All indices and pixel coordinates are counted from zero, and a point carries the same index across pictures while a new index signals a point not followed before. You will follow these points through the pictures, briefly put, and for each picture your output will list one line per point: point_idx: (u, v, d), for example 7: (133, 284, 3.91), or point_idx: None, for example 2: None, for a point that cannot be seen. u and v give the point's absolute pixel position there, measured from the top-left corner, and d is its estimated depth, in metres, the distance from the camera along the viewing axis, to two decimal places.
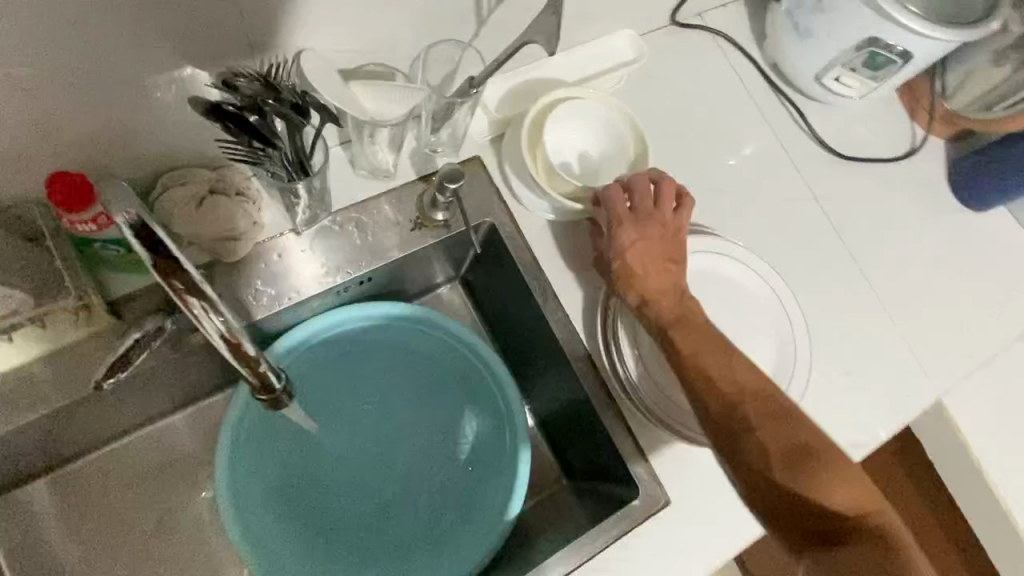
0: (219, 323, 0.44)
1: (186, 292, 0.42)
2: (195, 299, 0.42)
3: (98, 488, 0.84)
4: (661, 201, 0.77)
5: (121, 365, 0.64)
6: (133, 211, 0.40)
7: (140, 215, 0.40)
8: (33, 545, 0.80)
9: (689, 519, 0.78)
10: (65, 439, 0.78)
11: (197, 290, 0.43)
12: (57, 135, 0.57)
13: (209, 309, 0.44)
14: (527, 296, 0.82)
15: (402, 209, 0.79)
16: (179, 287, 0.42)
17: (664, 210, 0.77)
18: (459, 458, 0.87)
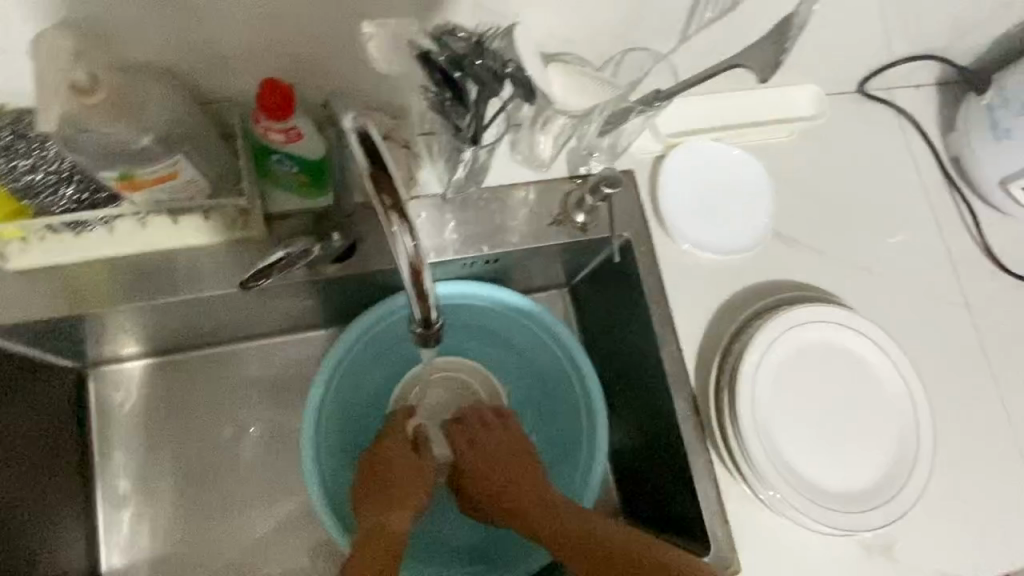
0: (409, 249, 0.44)
1: (390, 210, 0.42)
2: (396, 217, 0.42)
3: (192, 383, 0.88)
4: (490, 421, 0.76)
5: (262, 276, 0.64)
6: (362, 122, 0.43)
7: (366, 126, 0.43)
8: (126, 415, 0.86)
9: None
10: (180, 331, 0.82)
11: (399, 211, 0.42)
12: (271, 49, 0.59)
13: (404, 232, 0.43)
14: (643, 322, 0.80)
15: (547, 202, 0.79)
16: (384, 202, 0.42)
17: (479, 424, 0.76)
18: None
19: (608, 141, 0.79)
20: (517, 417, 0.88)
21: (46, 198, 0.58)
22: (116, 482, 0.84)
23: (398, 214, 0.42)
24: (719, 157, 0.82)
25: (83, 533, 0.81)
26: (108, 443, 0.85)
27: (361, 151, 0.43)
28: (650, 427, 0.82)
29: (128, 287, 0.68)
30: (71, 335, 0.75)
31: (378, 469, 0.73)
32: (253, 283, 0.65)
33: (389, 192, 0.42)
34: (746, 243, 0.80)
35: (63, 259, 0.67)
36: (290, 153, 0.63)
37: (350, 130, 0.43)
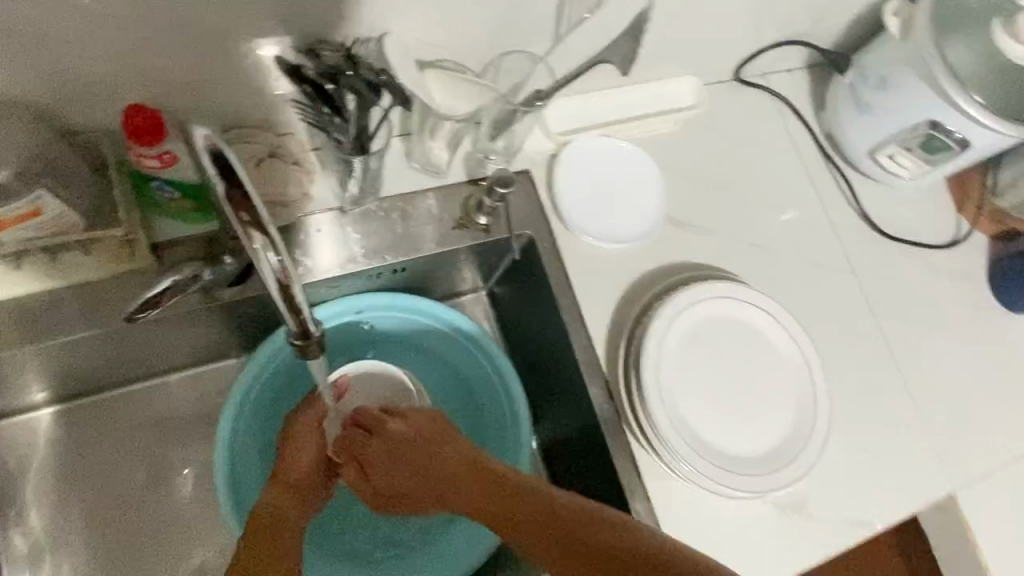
0: (274, 263, 0.44)
1: (250, 225, 0.42)
2: (257, 233, 0.42)
3: (98, 427, 0.84)
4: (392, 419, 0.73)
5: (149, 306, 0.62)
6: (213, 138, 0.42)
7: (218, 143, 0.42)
8: (27, 469, 0.82)
9: None
10: (77, 374, 0.79)
11: (261, 226, 0.43)
12: (136, 75, 0.58)
13: (269, 247, 0.43)
14: (553, 316, 0.82)
15: (447, 207, 0.80)
16: (244, 218, 0.42)
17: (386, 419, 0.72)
18: None
19: (502, 143, 0.81)
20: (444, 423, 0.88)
21: None
22: (20, 542, 0.80)
23: (260, 229, 0.43)
24: (610, 148, 0.85)
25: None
26: (7, 502, 0.80)
27: (218, 169, 0.42)
28: (571, 418, 0.84)
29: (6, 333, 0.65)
30: None
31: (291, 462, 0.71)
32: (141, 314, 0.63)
33: (249, 208, 0.43)
34: (644, 230, 0.84)
35: None
36: (168, 178, 0.61)
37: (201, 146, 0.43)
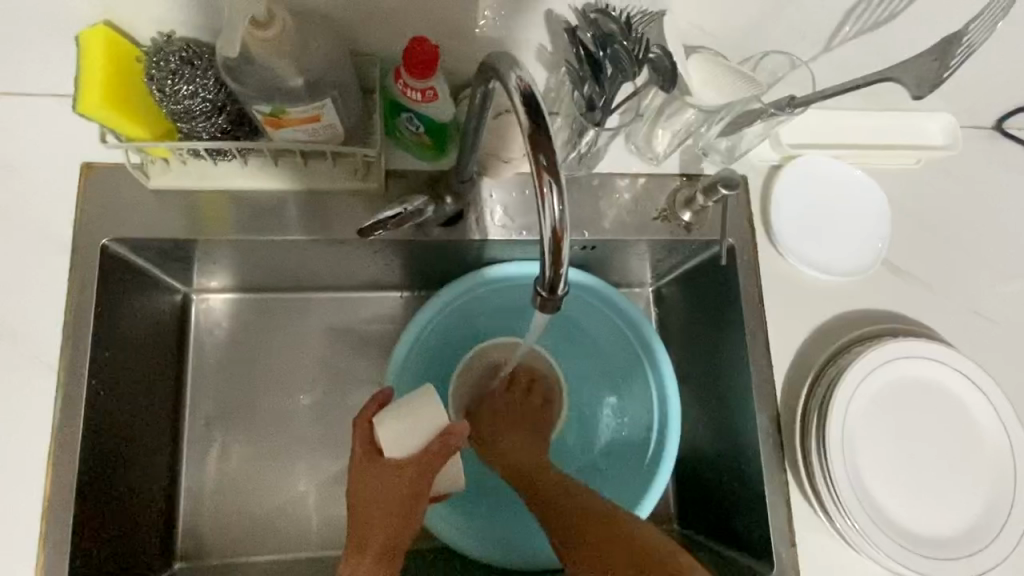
0: (554, 211, 0.44)
1: (545, 171, 0.43)
2: (549, 179, 0.43)
3: (277, 322, 0.90)
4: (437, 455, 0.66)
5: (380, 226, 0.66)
6: (524, 81, 0.44)
7: (529, 86, 0.44)
8: (211, 344, 0.89)
9: None
10: (276, 270, 0.85)
11: (553, 173, 0.44)
12: (424, 12, 0.60)
13: (553, 197, 0.44)
14: (735, 332, 0.78)
15: (654, 198, 0.78)
16: (540, 163, 0.43)
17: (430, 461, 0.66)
18: (590, 437, 0.87)
19: (726, 143, 0.78)
20: (586, 385, 0.88)
21: (199, 123, 0.60)
22: (198, 411, 0.87)
23: (551, 176, 0.43)
24: (834, 174, 0.80)
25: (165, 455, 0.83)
26: (196, 373, 0.88)
27: (524, 113, 0.43)
28: (725, 438, 0.80)
29: (250, 220, 0.72)
30: (184, 258, 0.79)
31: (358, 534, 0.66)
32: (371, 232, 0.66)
33: (546, 155, 0.43)
34: (853, 268, 0.78)
35: (195, 184, 0.71)
36: (419, 113, 0.65)
37: (513, 88, 0.44)
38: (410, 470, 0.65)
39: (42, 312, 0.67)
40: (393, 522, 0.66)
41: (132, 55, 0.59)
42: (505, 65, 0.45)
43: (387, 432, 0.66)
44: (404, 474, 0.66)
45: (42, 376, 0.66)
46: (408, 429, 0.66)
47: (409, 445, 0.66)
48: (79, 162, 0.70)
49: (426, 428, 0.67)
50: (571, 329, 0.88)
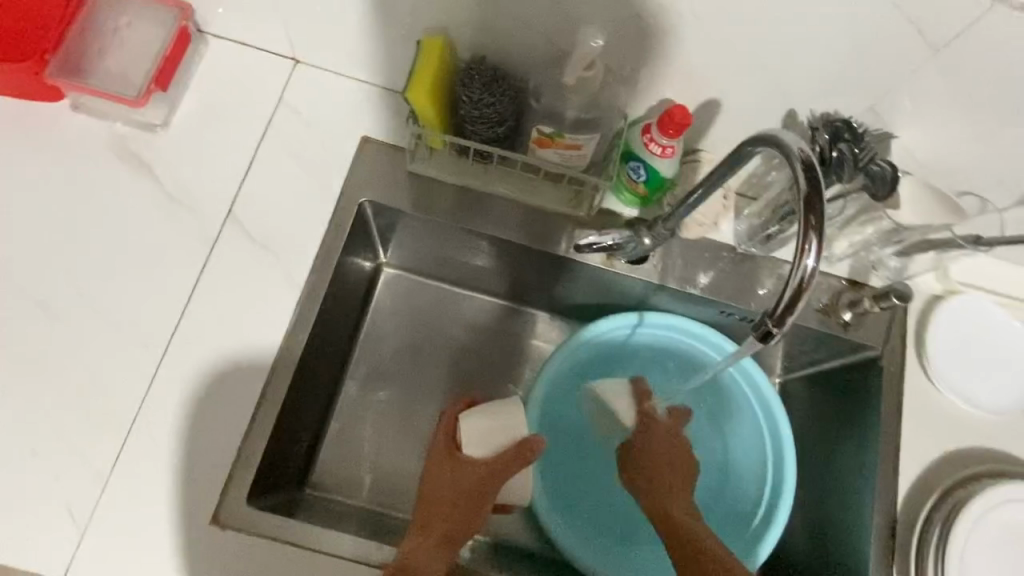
0: (804, 266, 0.52)
1: (811, 228, 0.52)
2: (815, 236, 0.52)
3: (439, 310, 1.02)
4: (510, 461, 0.75)
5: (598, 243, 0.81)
6: (805, 150, 0.54)
7: (808, 156, 0.53)
8: (381, 313, 1.01)
9: None
10: (460, 266, 0.98)
11: (817, 231, 0.52)
12: (685, 86, 0.73)
13: (808, 250, 0.52)
14: (869, 433, 0.83)
15: (819, 293, 0.86)
16: (809, 221, 0.52)
17: (502, 466, 0.75)
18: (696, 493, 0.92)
19: (896, 263, 0.85)
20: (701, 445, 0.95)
21: (482, 128, 0.74)
22: (360, 365, 0.98)
23: (816, 235, 0.52)
24: (993, 314, 0.86)
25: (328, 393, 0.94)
26: (369, 333, 1.00)
27: (802, 176, 0.53)
28: (840, 531, 0.84)
29: (481, 215, 0.85)
30: (400, 234, 0.94)
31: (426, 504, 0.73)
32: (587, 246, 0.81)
33: (812, 213, 0.52)
34: (995, 405, 0.82)
35: (444, 174, 0.85)
36: (649, 164, 0.76)
37: (794, 156, 0.53)
38: (482, 469, 0.75)
39: (300, 242, 0.81)
40: (454, 513, 0.72)
41: (453, 63, 0.74)
42: (786, 136, 0.55)
43: (476, 427, 0.77)
44: (477, 471, 0.75)
45: (285, 289, 0.79)
46: (492, 430, 0.77)
47: (491, 442, 0.77)
48: (359, 135, 0.86)
49: (508, 433, 0.77)
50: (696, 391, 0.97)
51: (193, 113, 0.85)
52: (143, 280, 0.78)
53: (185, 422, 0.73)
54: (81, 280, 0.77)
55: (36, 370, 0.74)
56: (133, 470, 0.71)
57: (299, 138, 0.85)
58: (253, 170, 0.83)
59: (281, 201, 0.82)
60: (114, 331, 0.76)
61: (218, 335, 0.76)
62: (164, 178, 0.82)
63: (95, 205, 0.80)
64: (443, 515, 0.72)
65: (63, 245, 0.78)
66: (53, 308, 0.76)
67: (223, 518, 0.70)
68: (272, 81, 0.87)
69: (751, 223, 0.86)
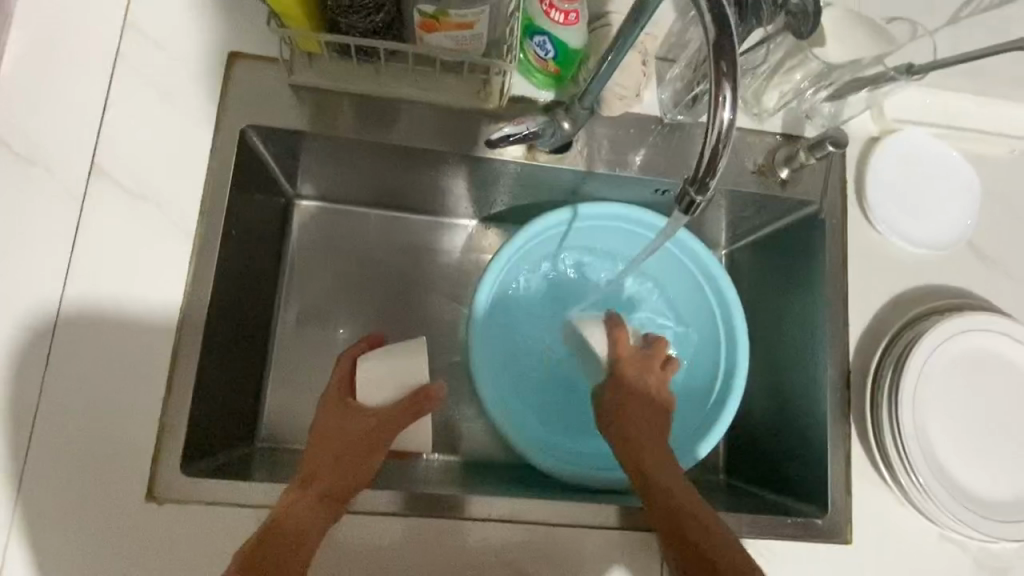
0: (718, 122, 0.47)
1: (723, 76, 0.45)
2: (727, 87, 0.45)
3: (362, 237, 0.95)
4: (402, 408, 0.72)
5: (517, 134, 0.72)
6: None
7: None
8: (300, 249, 0.94)
9: (867, 566, 0.73)
10: (374, 186, 0.90)
11: (730, 80, 0.46)
12: None
13: (720, 106, 0.46)
14: (817, 289, 0.82)
15: (754, 154, 0.82)
16: (721, 69, 0.45)
17: (392, 414, 0.71)
18: None
19: (830, 109, 0.80)
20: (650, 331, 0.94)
21: (357, 19, 0.65)
22: (290, 307, 0.92)
23: (729, 84, 0.46)
24: (930, 149, 0.83)
25: (261, 346, 0.88)
26: (293, 273, 0.93)
27: (707, 17, 0.46)
28: (798, 390, 0.84)
29: (383, 126, 0.76)
30: (299, 160, 0.84)
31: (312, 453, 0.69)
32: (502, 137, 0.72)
33: (722, 60, 0.46)
34: (939, 240, 0.81)
35: (331, 82, 0.75)
36: (554, 35, 0.68)
37: None
38: (374, 419, 0.71)
39: (183, 185, 0.72)
40: (341, 461, 0.67)
41: None
42: None
43: (371, 369, 0.75)
44: (366, 418, 0.71)
45: (176, 241, 0.71)
46: (388, 374, 0.75)
47: (386, 390, 0.75)
48: (226, 53, 0.75)
49: (407, 379, 0.76)
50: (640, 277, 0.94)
51: (23, 57, 0.72)
52: (9, 257, 0.68)
53: (94, 404, 0.66)
54: None
55: None
56: (44, 463, 0.65)
57: (157, 69, 0.74)
58: (111, 113, 0.72)
59: (150, 144, 0.72)
60: None
61: (111, 304, 0.69)
62: (6, 139, 0.71)
63: None
64: (326, 464, 0.67)
65: None
66: None
67: (160, 494, 0.66)
68: (111, 3, 0.74)
69: (677, 86, 0.79)
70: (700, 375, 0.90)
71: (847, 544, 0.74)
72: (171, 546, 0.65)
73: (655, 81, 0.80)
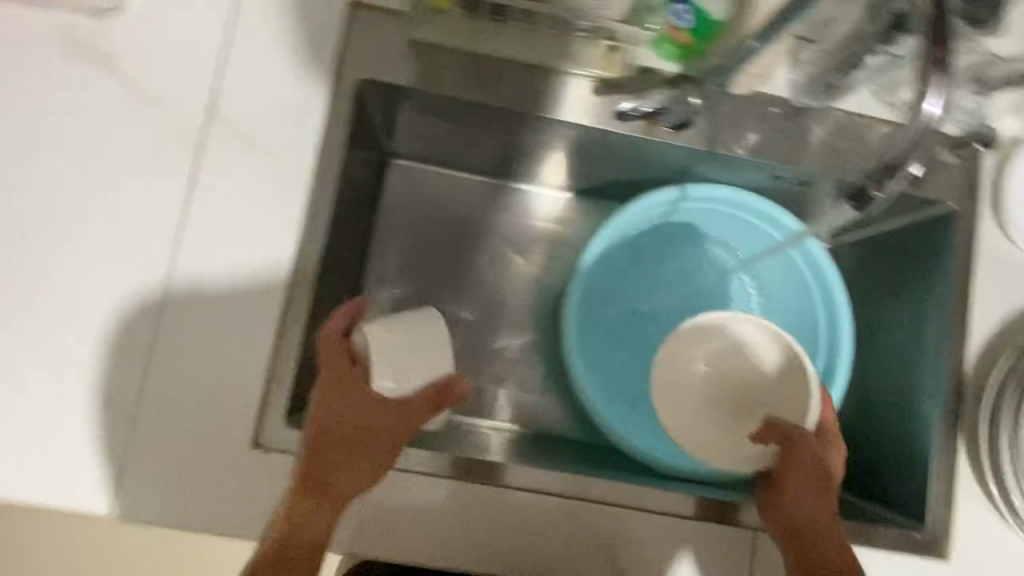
0: None
1: None
2: None
3: (456, 200, 0.94)
4: (412, 406, 0.62)
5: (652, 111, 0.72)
6: None
7: None
8: (394, 207, 0.93)
9: None
10: (475, 150, 0.89)
11: None
12: None
13: None
14: (935, 296, 0.78)
15: (886, 145, 0.78)
16: None
17: (404, 411, 0.62)
18: None
19: (974, 105, 0.76)
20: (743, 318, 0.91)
21: None
22: (381, 266, 0.92)
23: None
24: None
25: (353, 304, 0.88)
26: (385, 231, 0.92)
27: None
28: (901, 399, 0.81)
29: (501, 90, 0.74)
30: (405, 118, 0.83)
31: (317, 447, 0.62)
32: (635, 112, 0.72)
33: None
34: None
35: (449, 40, 0.73)
36: (699, 5, 0.68)
37: None
38: (382, 415, 0.62)
39: (299, 138, 0.71)
40: (355, 461, 0.62)
41: None
42: None
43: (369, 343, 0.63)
44: (377, 412, 0.62)
45: (292, 194, 0.70)
46: (409, 366, 0.63)
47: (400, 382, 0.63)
48: (347, 3, 0.73)
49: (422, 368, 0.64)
50: (739, 264, 0.91)
51: None
52: (129, 197, 0.69)
53: (207, 347, 0.68)
54: (60, 201, 0.68)
55: (27, 304, 0.67)
56: (157, 402, 0.66)
57: (280, 14, 0.72)
58: (234, 56, 0.71)
59: (269, 92, 0.71)
60: (109, 256, 0.68)
61: (226, 252, 0.69)
62: (132, 76, 0.70)
63: (57, 114, 0.69)
64: (329, 463, 0.62)
65: (31, 163, 0.68)
66: (35, 235, 0.68)
67: (265, 441, 0.67)
68: None
69: (812, 69, 0.75)
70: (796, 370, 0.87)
71: (943, 560, 0.72)
72: (273, 493, 0.67)
73: (788, 61, 0.76)
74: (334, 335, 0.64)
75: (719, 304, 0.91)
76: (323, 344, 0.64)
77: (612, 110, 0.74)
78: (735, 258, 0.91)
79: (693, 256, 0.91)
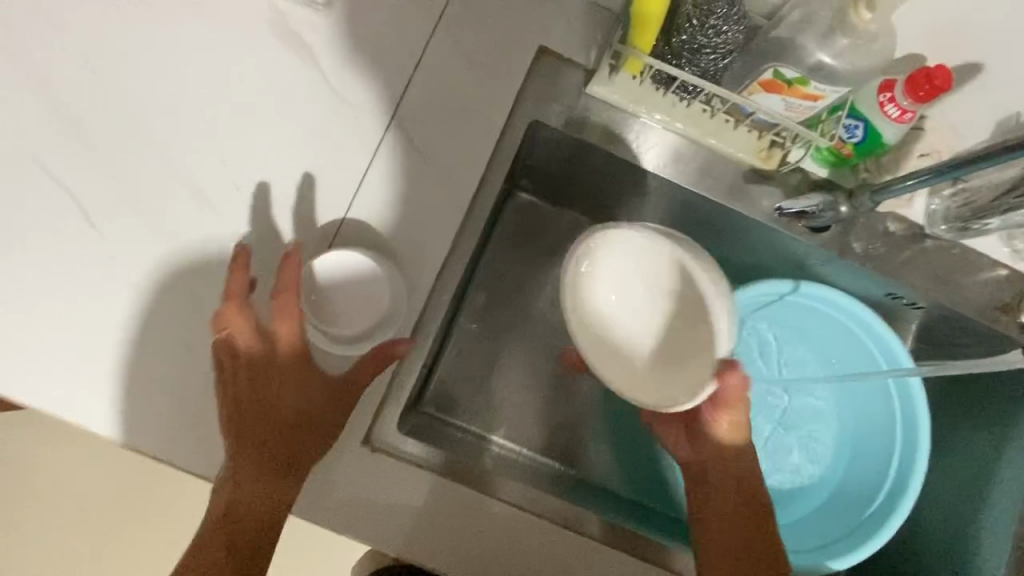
0: None
1: None
2: None
3: (565, 240, 0.97)
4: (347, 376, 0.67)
5: (805, 212, 0.75)
6: None
7: None
8: (507, 235, 0.97)
9: None
10: (601, 201, 0.92)
11: None
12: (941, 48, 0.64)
13: None
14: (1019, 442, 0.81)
15: (1001, 289, 0.81)
16: None
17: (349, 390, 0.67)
18: (801, 462, 0.93)
19: None
20: (816, 414, 0.94)
21: (704, 59, 0.67)
22: (483, 287, 0.95)
23: None
24: None
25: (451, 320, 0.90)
26: (494, 256, 0.96)
27: None
28: (962, 530, 0.84)
29: (658, 157, 0.78)
30: (550, 159, 0.86)
31: (248, 407, 0.67)
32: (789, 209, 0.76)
33: None
34: None
35: (627, 102, 0.76)
36: (871, 124, 0.68)
37: None
38: (292, 362, 0.67)
39: (465, 160, 0.75)
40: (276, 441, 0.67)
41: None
42: None
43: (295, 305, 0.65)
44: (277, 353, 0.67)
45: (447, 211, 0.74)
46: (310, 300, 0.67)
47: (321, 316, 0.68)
48: (536, 47, 0.77)
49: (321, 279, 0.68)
50: (825, 364, 0.94)
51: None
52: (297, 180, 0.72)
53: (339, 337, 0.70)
54: (235, 170, 0.71)
55: (182, 259, 0.69)
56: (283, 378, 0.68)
57: (470, 42, 0.76)
58: (421, 71, 0.75)
59: (447, 112, 0.75)
60: (267, 231, 0.71)
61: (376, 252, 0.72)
62: (322, 69, 0.74)
63: (250, 88, 0.73)
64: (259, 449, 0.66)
65: (216, 127, 0.72)
66: (204, 195, 0.71)
67: (374, 438, 0.71)
68: None
69: (953, 205, 0.79)
70: (862, 479, 0.89)
71: None
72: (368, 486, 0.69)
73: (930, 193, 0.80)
74: (246, 311, 0.66)
75: (797, 396, 0.94)
76: (246, 338, 0.66)
77: (755, 201, 0.78)
78: (822, 356, 0.94)
79: (783, 346, 0.94)
